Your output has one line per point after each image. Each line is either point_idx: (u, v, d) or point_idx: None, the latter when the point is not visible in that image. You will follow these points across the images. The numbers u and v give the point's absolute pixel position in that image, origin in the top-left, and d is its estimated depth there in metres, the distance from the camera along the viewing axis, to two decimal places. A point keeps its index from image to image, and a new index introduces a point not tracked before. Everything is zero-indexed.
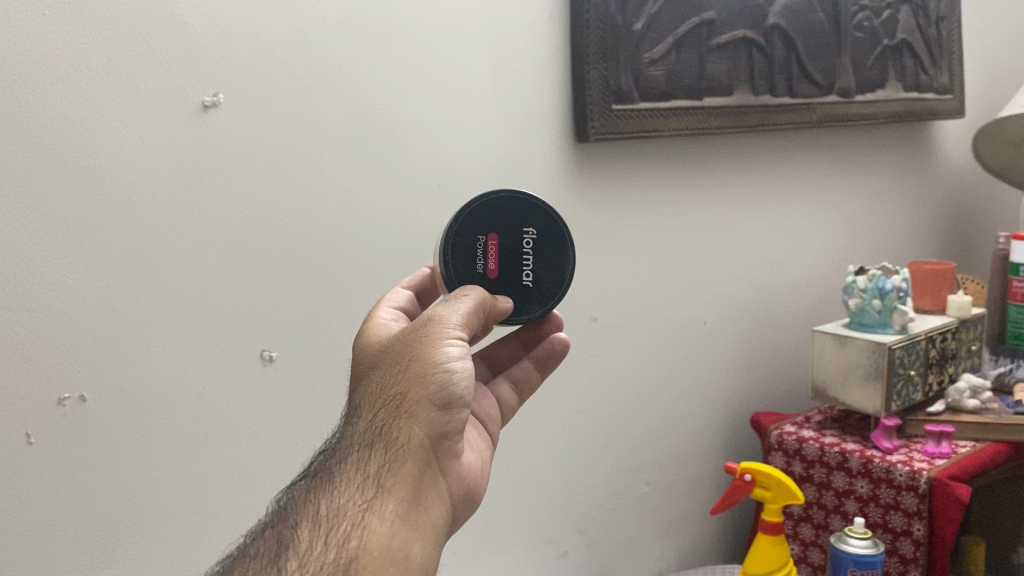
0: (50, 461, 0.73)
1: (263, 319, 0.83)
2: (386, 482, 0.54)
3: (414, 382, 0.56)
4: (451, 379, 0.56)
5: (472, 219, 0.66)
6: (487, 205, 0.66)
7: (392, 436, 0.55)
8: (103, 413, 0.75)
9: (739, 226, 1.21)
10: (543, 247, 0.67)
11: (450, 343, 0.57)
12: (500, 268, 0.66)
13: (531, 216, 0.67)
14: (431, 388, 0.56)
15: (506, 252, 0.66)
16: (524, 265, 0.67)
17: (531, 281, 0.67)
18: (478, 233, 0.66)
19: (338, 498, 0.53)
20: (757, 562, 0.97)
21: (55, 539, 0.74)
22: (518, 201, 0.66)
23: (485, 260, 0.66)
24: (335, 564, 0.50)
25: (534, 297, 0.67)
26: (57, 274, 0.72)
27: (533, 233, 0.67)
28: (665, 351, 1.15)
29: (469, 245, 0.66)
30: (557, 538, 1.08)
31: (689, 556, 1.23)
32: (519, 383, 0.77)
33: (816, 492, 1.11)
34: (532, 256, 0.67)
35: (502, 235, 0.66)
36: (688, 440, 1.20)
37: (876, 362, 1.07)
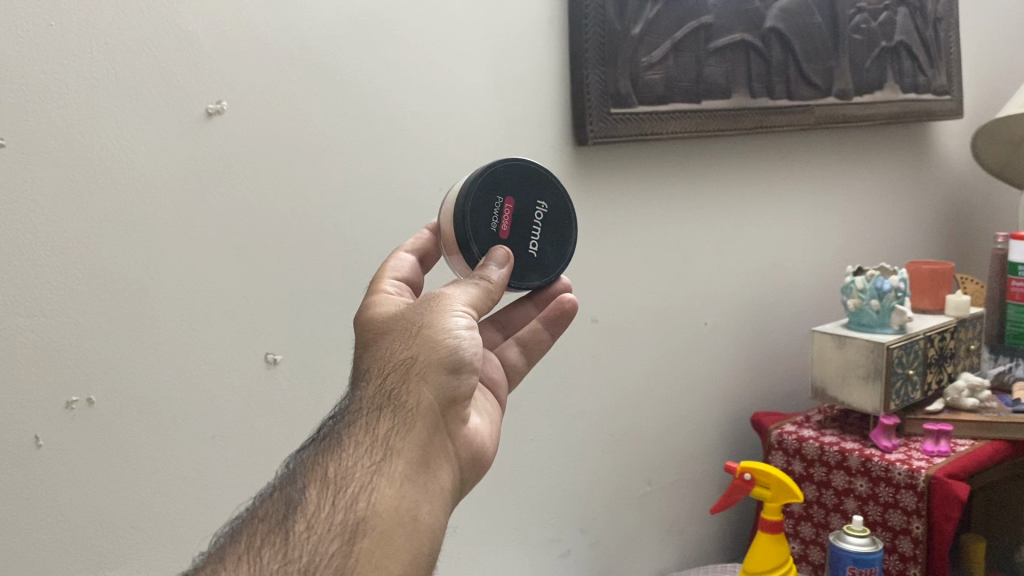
0: (57, 464, 0.74)
1: (267, 324, 0.84)
2: (395, 445, 0.55)
3: (424, 347, 0.58)
4: (460, 345, 0.59)
5: (495, 178, 0.67)
6: (509, 169, 0.68)
7: (402, 399, 0.57)
8: (109, 416, 0.77)
9: (739, 227, 1.22)
10: (550, 223, 0.70)
11: (456, 314, 0.60)
12: (511, 231, 0.68)
13: (545, 191, 0.70)
14: (441, 354, 0.58)
15: (518, 218, 0.68)
16: (533, 235, 0.69)
17: (535, 251, 0.69)
18: (498, 193, 0.67)
19: (346, 460, 0.54)
20: (757, 560, 0.98)
21: (62, 544, 0.75)
22: (535, 173, 0.69)
23: (501, 220, 0.67)
24: (343, 526, 0.51)
25: (536, 261, 0.69)
26: (62, 280, 0.73)
27: (544, 207, 0.70)
28: (665, 352, 1.16)
29: (489, 203, 0.67)
30: (559, 537, 1.09)
31: (690, 555, 1.24)
32: (528, 345, 0.77)
33: (816, 491, 1.11)
34: (540, 228, 0.69)
35: (517, 201, 0.68)
36: (689, 440, 1.21)
37: (875, 361, 1.08)
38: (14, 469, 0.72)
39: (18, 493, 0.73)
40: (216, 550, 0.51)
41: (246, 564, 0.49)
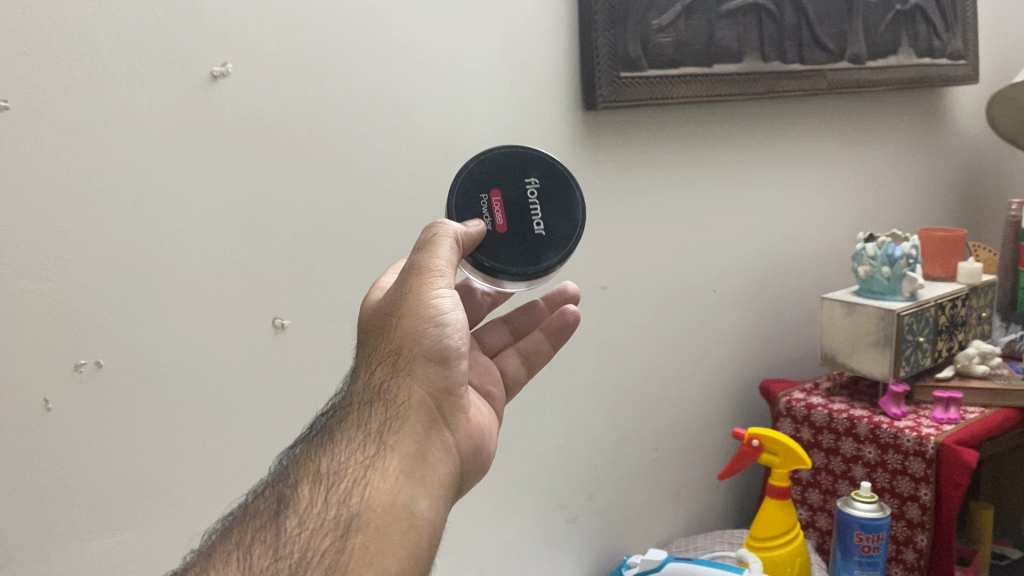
0: (66, 426, 0.75)
1: (274, 289, 0.84)
2: (388, 439, 0.56)
3: (409, 340, 0.59)
4: (445, 333, 0.59)
5: (471, 178, 0.70)
6: (484, 163, 0.70)
7: (392, 394, 0.58)
8: (117, 379, 0.77)
9: (749, 193, 1.21)
10: (547, 195, 0.70)
11: (439, 296, 0.59)
12: (508, 220, 0.69)
13: (531, 166, 0.70)
14: (427, 343, 0.59)
15: (510, 204, 0.69)
16: (533, 213, 0.69)
17: (543, 228, 0.69)
18: (480, 191, 0.69)
19: (338, 456, 0.55)
20: (764, 526, 0.97)
21: (75, 512, 0.76)
22: (514, 155, 0.70)
23: (493, 214, 0.69)
24: (336, 520, 0.51)
25: (548, 238, 0.69)
26: (69, 243, 0.73)
27: (535, 181, 0.70)
28: (674, 320, 1.16)
29: (473, 203, 0.69)
30: (566, 503, 1.09)
31: (696, 522, 1.24)
32: (529, 355, 0.77)
33: (824, 458, 1.11)
34: (538, 203, 0.70)
35: (503, 190, 0.70)
36: (697, 409, 1.21)
37: (884, 328, 1.08)
38: (24, 431, 0.73)
39: (30, 461, 0.73)
40: (209, 550, 0.52)
41: (236, 563, 0.49)
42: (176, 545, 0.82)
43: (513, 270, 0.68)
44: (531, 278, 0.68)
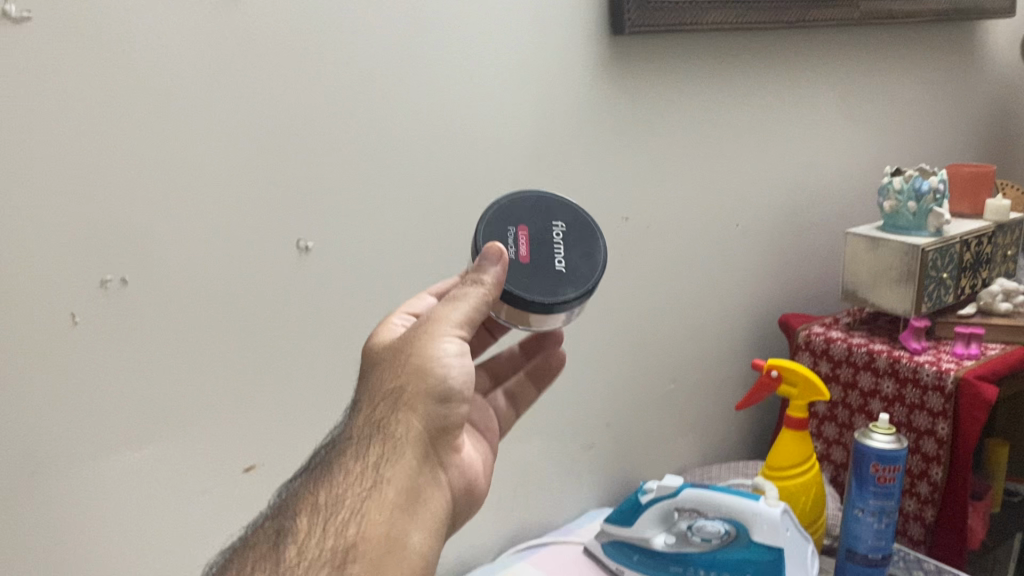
0: (92, 343, 0.74)
1: (299, 210, 0.83)
2: (385, 472, 0.57)
3: (414, 377, 0.59)
4: (449, 375, 0.60)
5: (502, 212, 0.70)
6: (515, 203, 0.71)
7: (392, 428, 0.59)
8: (142, 297, 0.75)
9: (774, 126, 1.19)
10: (572, 240, 0.70)
11: (448, 340, 0.60)
12: (530, 253, 0.68)
13: (558, 213, 0.72)
14: (432, 383, 0.59)
15: (536, 241, 0.69)
16: (556, 253, 0.69)
17: (564, 267, 0.68)
18: (508, 223, 0.70)
19: (337, 487, 0.56)
20: (779, 457, 0.97)
21: (107, 434, 0.76)
22: (546, 200, 0.72)
23: (518, 246, 0.69)
24: (333, 551, 0.53)
25: (568, 275, 0.68)
26: (92, 157, 0.71)
27: (562, 226, 0.71)
28: (695, 253, 1.15)
29: (501, 233, 0.69)
30: (584, 431, 1.10)
31: (710, 452, 1.26)
32: (516, 396, 0.80)
33: (842, 392, 1.12)
34: (563, 246, 0.70)
35: (530, 228, 0.70)
36: (716, 342, 1.21)
37: (908, 264, 1.07)
38: (51, 346, 0.72)
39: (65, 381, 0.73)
40: None
41: None
42: (203, 465, 0.82)
43: (533, 299, 0.65)
44: (545, 310, 0.66)
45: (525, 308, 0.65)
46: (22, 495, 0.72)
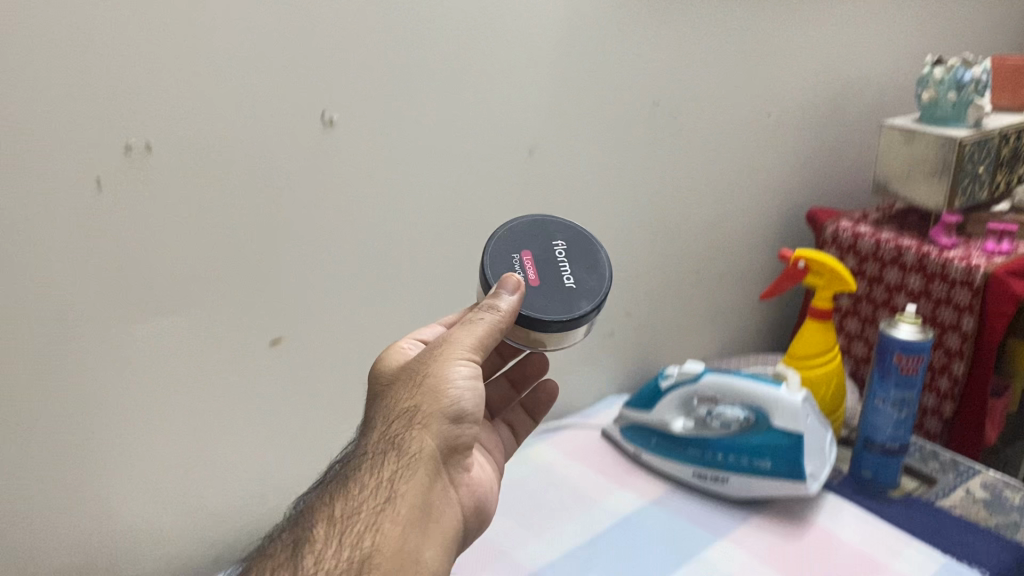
0: (118, 209, 0.70)
1: (330, 79, 0.78)
2: (399, 488, 0.55)
3: (428, 396, 0.58)
4: (461, 396, 0.58)
5: (505, 240, 0.70)
6: (512, 230, 0.71)
7: (407, 444, 0.56)
8: (167, 164, 0.71)
9: (815, 11, 1.14)
10: (575, 256, 0.70)
11: (460, 363, 0.59)
12: (539, 275, 0.68)
13: (555, 232, 0.72)
14: (446, 402, 0.58)
15: (540, 262, 0.69)
16: (562, 270, 0.69)
17: (573, 282, 0.68)
18: (511, 251, 0.69)
19: (352, 499, 0.54)
20: (803, 347, 0.98)
21: (137, 310, 0.74)
22: (542, 223, 0.72)
23: (526, 270, 0.68)
24: (348, 564, 0.51)
25: (578, 290, 0.67)
26: (110, 10, 0.65)
27: (562, 244, 0.71)
28: (726, 141, 1.12)
29: (507, 260, 0.69)
30: (606, 319, 1.10)
31: (727, 342, 1.26)
32: (515, 426, 0.80)
33: (867, 287, 1.11)
34: (567, 263, 0.69)
35: (534, 252, 0.70)
36: (741, 234, 1.20)
37: (944, 157, 1.04)
38: (75, 211, 0.68)
39: (95, 255, 0.70)
40: None
41: None
42: (231, 341, 0.80)
43: (547, 318, 0.64)
44: (560, 327, 0.65)
45: (540, 327, 0.64)
46: (52, 365, 0.71)
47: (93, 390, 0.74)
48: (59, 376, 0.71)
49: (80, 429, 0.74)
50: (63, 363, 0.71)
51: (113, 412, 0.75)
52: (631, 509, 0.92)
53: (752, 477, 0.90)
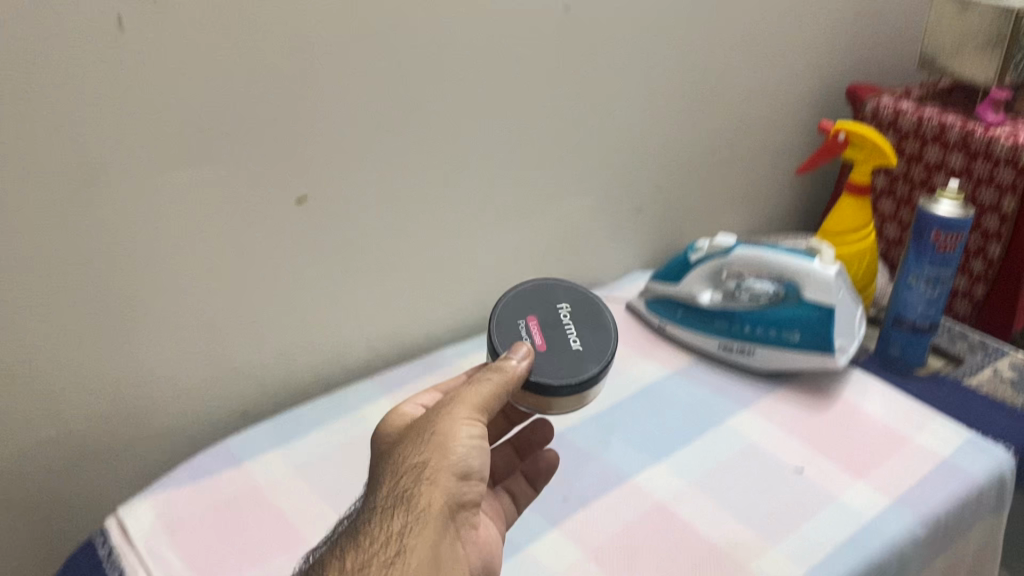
0: (142, 59, 0.66)
1: None
2: (408, 541, 0.52)
3: (437, 452, 0.55)
4: (467, 453, 0.56)
5: (511, 308, 0.69)
6: (516, 295, 0.70)
7: (416, 499, 0.54)
8: (191, 12, 0.66)
9: None
10: (580, 316, 0.70)
11: (467, 424, 0.57)
12: (546, 339, 0.67)
13: (558, 297, 0.71)
14: (454, 459, 0.55)
15: (547, 326, 0.68)
16: (568, 333, 0.68)
17: (579, 345, 0.67)
18: (516, 317, 0.69)
19: (362, 553, 0.51)
20: (838, 222, 0.97)
21: (166, 169, 0.71)
22: (544, 288, 0.72)
23: (532, 337, 0.67)
24: None
25: (583, 355, 0.66)
26: None
27: (566, 307, 0.70)
28: (770, 9, 1.07)
29: (512, 328, 0.68)
30: (635, 191, 1.08)
31: (753, 219, 1.25)
32: (517, 496, 0.72)
33: (905, 165, 1.08)
34: (573, 325, 0.69)
35: (539, 320, 0.69)
36: (776, 109, 1.16)
37: (999, 29, 0.99)
38: (96, 60, 0.64)
39: (123, 106, 0.66)
40: None
41: None
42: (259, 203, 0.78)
43: (551, 381, 0.63)
44: (561, 392, 0.63)
45: (542, 390, 0.63)
46: (78, 221, 0.69)
47: (124, 249, 0.72)
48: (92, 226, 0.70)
49: (110, 286, 0.73)
50: (97, 214, 0.69)
51: (146, 264, 0.74)
52: (657, 377, 0.92)
53: (781, 350, 0.90)
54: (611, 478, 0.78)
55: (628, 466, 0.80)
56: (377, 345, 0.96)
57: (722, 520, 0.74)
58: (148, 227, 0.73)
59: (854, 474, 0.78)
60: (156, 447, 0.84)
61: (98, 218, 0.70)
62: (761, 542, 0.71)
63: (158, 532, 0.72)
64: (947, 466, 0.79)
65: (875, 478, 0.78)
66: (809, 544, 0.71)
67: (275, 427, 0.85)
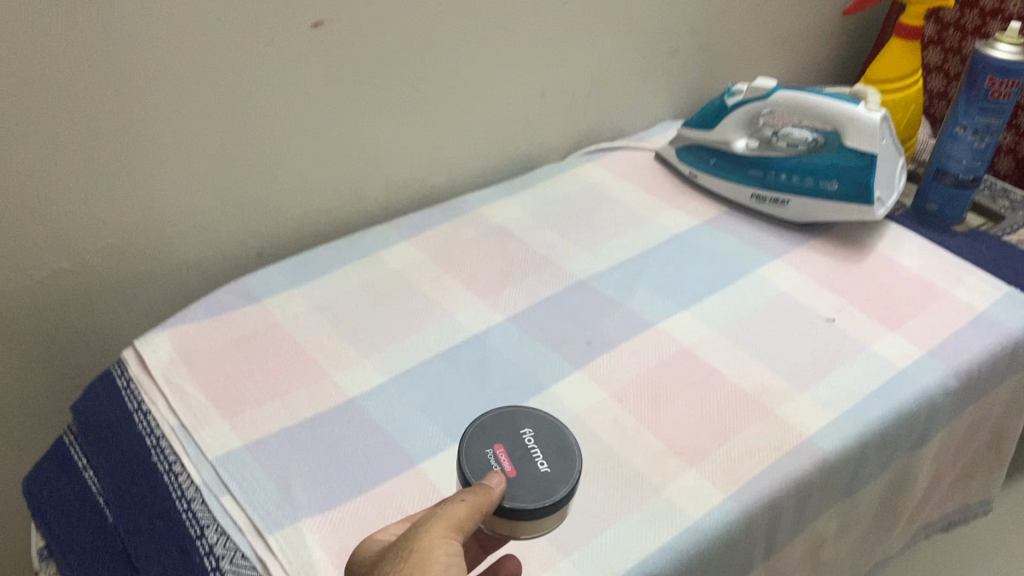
0: None
1: None
2: None
3: (413, 572, 0.42)
4: (449, 569, 0.43)
5: (473, 438, 0.57)
6: (478, 426, 0.58)
7: None
8: None
9: None
10: (548, 445, 0.57)
11: (445, 541, 0.45)
12: (515, 471, 0.54)
13: (522, 418, 0.59)
14: (435, 574, 0.42)
15: (516, 456, 0.55)
16: (535, 458, 0.55)
17: (547, 468, 0.55)
18: (479, 449, 0.56)
19: None
20: (882, 69, 0.93)
21: None
22: (506, 411, 0.59)
23: (500, 465, 0.55)
24: None
25: (559, 484, 0.53)
26: None
27: (531, 432, 0.57)
28: None
29: (475, 459, 0.55)
30: (670, 33, 1.02)
31: (788, 67, 1.20)
32: None
33: (958, 12, 1.02)
34: (539, 452, 0.56)
35: (507, 445, 0.56)
36: None
37: None
38: None
39: None
40: None
41: None
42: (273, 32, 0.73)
43: (523, 505, 0.52)
44: (536, 516, 0.52)
45: (510, 517, 0.52)
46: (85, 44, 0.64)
47: (134, 76, 0.68)
48: (101, 46, 0.65)
49: (120, 116, 0.69)
50: (106, 31, 0.65)
51: (158, 91, 0.70)
52: (685, 225, 0.89)
53: (817, 200, 0.86)
54: (636, 322, 0.77)
55: (653, 311, 0.78)
56: (398, 189, 0.93)
57: (751, 364, 0.72)
58: (158, 50, 0.68)
59: (887, 326, 0.76)
60: (172, 285, 0.82)
61: (107, 36, 0.65)
62: (790, 388, 0.70)
63: (176, 364, 0.71)
64: (984, 319, 0.77)
65: (909, 329, 0.76)
66: (840, 390, 0.69)
67: (292, 267, 0.83)
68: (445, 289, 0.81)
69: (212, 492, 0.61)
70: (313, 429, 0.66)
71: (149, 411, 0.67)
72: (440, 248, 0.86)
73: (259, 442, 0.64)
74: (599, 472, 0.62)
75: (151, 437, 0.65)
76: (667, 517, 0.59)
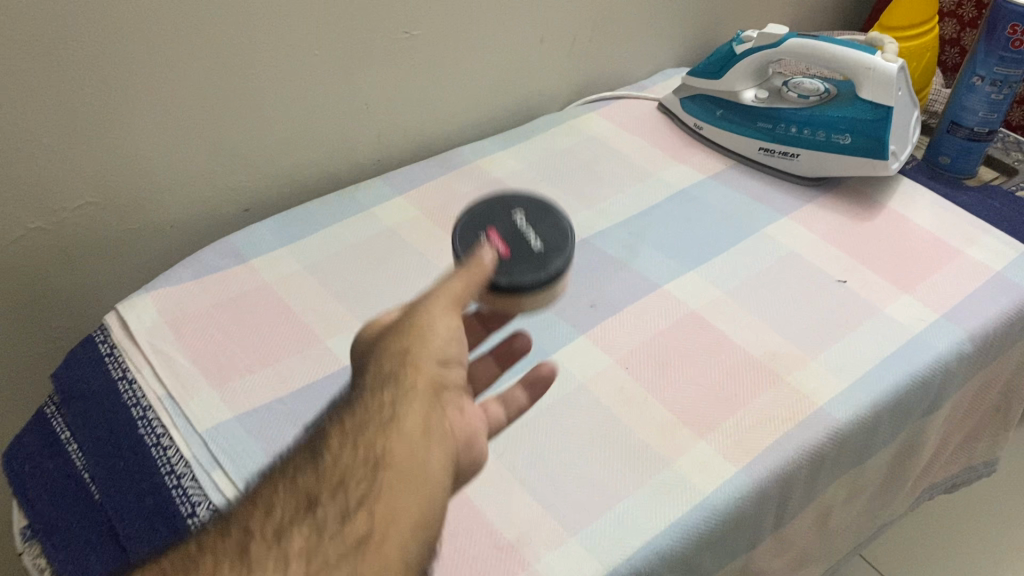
0: None
1: None
2: (384, 460, 0.42)
3: (418, 338, 0.46)
4: (455, 329, 0.47)
5: (465, 222, 0.55)
6: (470, 213, 0.56)
7: (394, 396, 0.44)
8: None
9: None
10: (539, 220, 0.55)
11: (456, 302, 0.48)
12: (508, 248, 0.53)
13: (515, 201, 0.57)
14: (440, 337, 0.46)
15: (507, 236, 0.54)
16: (529, 235, 0.54)
17: (539, 244, 0.54)
18: (472, 232, 0.55)
19: (329, 465, 0.41)
20: (898, 14, 0.90)
21: None
22: (496, 197, 0.57)
23: (493, 243, 0.53)
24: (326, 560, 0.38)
25: (555, 260, 0.53)
26: None
27: (523, 214, 0.56)
28: None
29: (466, 241, 0.54)
30: None
31: (793, 14, 1.15)
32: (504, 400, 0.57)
33: None
34: (530, 229, 0.55)
35: (499, 227, 0.55)
36: None
37: None
38: None
39: None
40: None
41: None
42: None
43: (519, 281, 0.51)
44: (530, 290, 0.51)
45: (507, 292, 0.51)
46: None
47: (112, 20, 0.63)
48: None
49: (99, 62, 0.65)
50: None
51: (136, 40, 0.65)
52: (690, 180, 0.86)
53: (828, 155, 0.82)
54: (640, 284, 0.74)
55: (658, 271, 0.75)
56: (390, 142, 0.89)
57: (760, 328, 0.69)
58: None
59: (901, 288, 0.73)
60: (155, 243, 0.79)
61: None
62: (801, 353, 0.67)
63: (161, 330, 0.67)
64: (999, 281, 0.74)
65: (923, 292, 0.73)
66: (853, 355, 0.67)
67: (280, 224, 0.79)
68: (442, 248, 0.78)
69: (203, 468, 0.58)
70: (306, 399, 0.63)
71: (133, 379, 0.64)
72: (435, 203, 0.83)
73: (249, 414, 0.62)
74: (604, 446, 0.60)
75: (137, 407, 0.62)
76: (676, 490, 0.57)
